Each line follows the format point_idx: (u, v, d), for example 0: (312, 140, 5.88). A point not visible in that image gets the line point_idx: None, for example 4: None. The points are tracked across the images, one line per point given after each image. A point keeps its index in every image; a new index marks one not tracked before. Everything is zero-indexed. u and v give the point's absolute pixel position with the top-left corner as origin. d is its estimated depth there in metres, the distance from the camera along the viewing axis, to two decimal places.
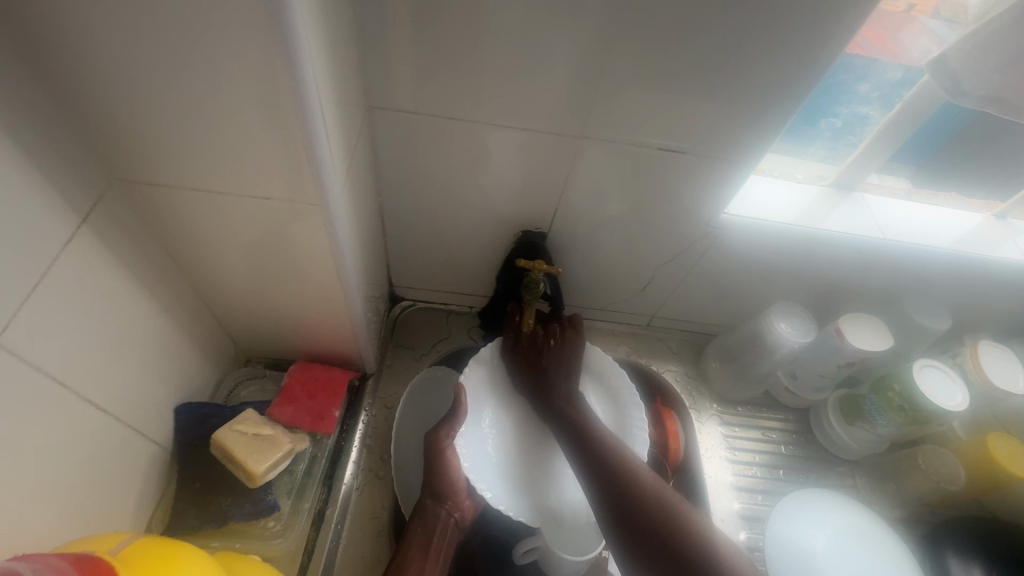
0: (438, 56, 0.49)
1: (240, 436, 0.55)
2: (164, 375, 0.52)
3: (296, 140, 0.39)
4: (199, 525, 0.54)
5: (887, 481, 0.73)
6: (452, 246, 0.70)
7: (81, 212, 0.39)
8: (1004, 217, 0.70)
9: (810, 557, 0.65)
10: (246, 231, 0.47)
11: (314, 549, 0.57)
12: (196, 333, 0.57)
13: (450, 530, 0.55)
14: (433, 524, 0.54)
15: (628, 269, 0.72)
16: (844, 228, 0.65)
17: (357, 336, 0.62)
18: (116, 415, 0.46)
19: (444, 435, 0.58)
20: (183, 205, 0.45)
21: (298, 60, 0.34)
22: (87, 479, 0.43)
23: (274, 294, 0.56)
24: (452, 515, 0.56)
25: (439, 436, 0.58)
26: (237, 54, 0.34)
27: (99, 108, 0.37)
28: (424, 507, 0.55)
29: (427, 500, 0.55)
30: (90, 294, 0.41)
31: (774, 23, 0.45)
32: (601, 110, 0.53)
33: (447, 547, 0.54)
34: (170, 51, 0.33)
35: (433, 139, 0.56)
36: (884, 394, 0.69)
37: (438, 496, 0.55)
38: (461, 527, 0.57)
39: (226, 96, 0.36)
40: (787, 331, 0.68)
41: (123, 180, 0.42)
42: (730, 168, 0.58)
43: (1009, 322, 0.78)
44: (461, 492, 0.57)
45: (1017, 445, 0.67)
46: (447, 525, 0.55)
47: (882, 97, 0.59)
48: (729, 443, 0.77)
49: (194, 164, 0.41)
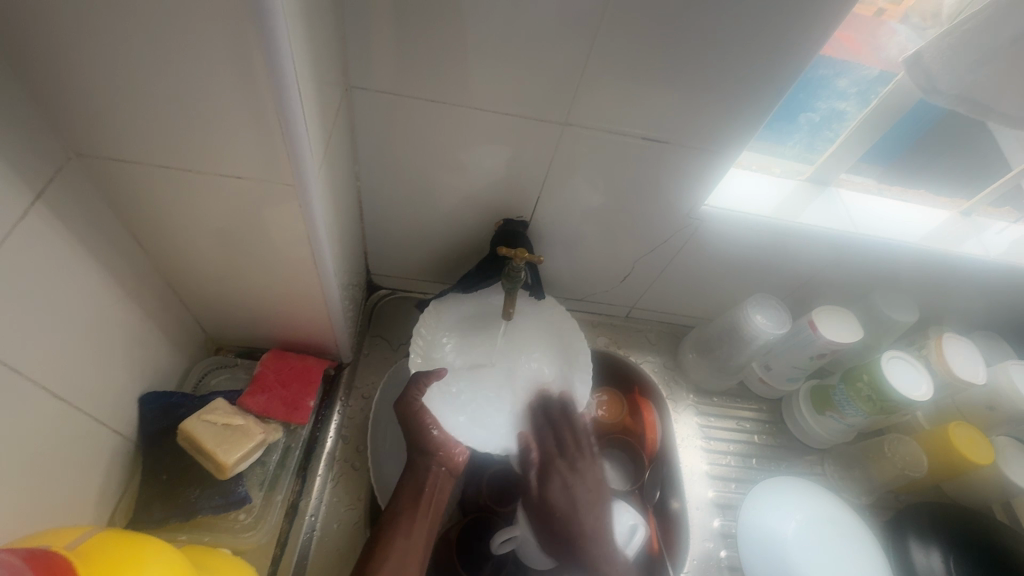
0: (421, 36, 0.48)
1: (209, 425, 0.53)
2: (128, 363, 0.50)
3: (272, 119, 0.37)
4: (166, 518, 0.52)
5: (854, 469, 0.76)
6: (433, 234, 0.69)
7: (36, 187, 0.37)
8: (969, 214, 0.72)
9: (781, 542, 0.67)
10: (216, 214, 0.45)
11: (287, 541, 0.56)
12: (162, 319, 0.54)
13: (441, 478, 0.57)
14: (423, 475, 0.56)
15: (609, 260, 0.72)
16: (820, 222, 0.66)
17: (334, 325, 0.60)
18: (76, 404, 0.44)
19: (412, 397, 0.60)
20: (147, 184, 0.43)
21: (274, 35, 0.32)
22: (43, 472, 0.41)
23: (246, 279, 0.54)
24: (441, 466, 0.57)
25: (408, 398, 0.60)
26: (209, 25, 0.32)
27: (57, 79, 0.35)
28: (414, 464, 0.57)
29: (416, 455, 0.58)
30: (46, 275, 0.38)
31: (757, 13, 0.45)
32: (586, 99, 0.52)
33: (438, 498, 0.56)
34: (130, 16, 0.31)
35: (414, 123, 0.55)
36: (854, 384, 0.71)
37: (425, 451, 0.57)
38: (452, 475, 0.58)
39: (192, 67, 0.34)
40: (763, 322, 0.69)
41: (82, 155, 0.40)
42: (712, 160, 0.58)
43: (972, 316, 0.81)
44: (450, 443, 0.58)
45: (976, 432, 0.69)
46: (437, 475, 0.57)
47: (859, 93, 0.60)
48: (704, 433, 0.78)
49: (157, 139, 0.39)
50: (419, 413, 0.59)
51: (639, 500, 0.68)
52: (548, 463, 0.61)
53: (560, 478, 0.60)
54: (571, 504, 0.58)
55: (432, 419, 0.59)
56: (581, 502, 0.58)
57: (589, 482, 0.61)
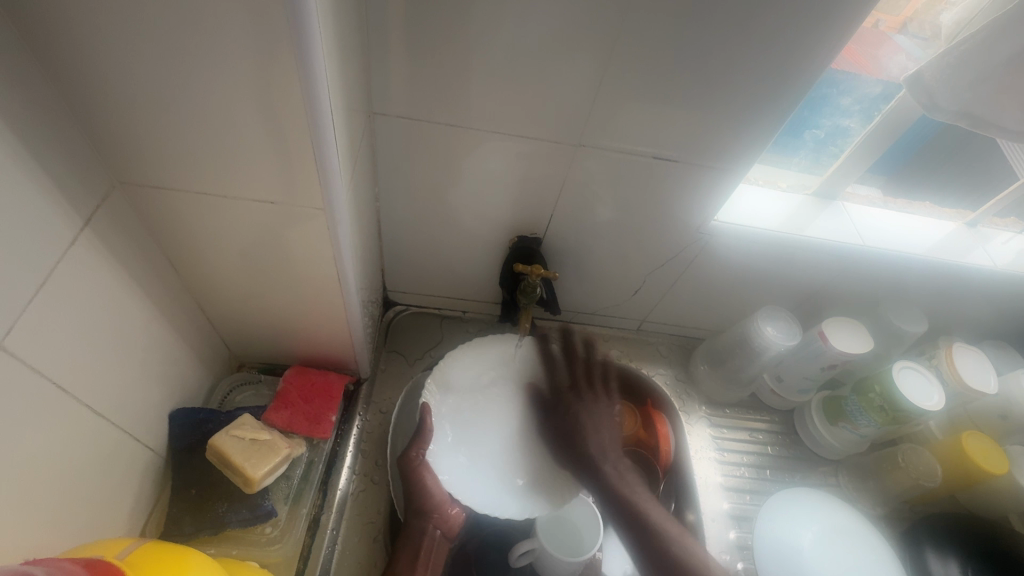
0: (442, 63, 0.50)
1: (238, 440, 0.55)
2: (159, 380, 0.52)
3: (305, 145, 0.39)
4: (195, 531, 0.53)
5: (869, 480, 0.76)
6: (448, 252, 0.71)
7: (84, 215, 0.39)
8: (974, 225, 0.73)
9: (798, 555, 0.67)
10: (247, 236, 0.47)
11: (309, 555, 0.57)
12: (190, 338, 0.56)
13: (437, 542, 0.58)
14: (420, 539, 0.57)
15: (621, 274, 0.73)
16: (827, 236, 0.67)
17: (355, 341, 0.62)
18: (113, 420, 0.45)
19: (413, 456, 0.59)
20: (183, 209, 0.45)
21: (312, 67, 0.34)
22: (81, 486, 0.42)
23: (273, 298, 0.55)
24: (438, 528, 0.58)
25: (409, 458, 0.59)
26: (253, 60, 0.34)
27: (108, 112, 0.37)
28: (409, 526, 0.58)
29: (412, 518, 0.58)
30: (92, 296, 0.40)
31: (761, 38, 0.47)
32: (599, 120, 0.54)
33: (435, 558, 0.58)
34: (179, 54, 0.34)
35: (431, 145, 0.57)
36: (865, 395, 0.72)
37: (422, 513, 0.58)
38: (449, 537, 0.59)
39: (233, 100, 0.36)
40: (774, 334, 0.70)
41: (125, 183, 0.42)
42: (721, 176, 0.60)
43: (980, 325, 0.82)
44: (445, 504, 0.59)
45: (988, 443, 0.70)
46: (434, 537, 0.58)
47: (862, 110, 0.62)
48: (717, 444, 0.79)
49: (195, 166, 0.41)
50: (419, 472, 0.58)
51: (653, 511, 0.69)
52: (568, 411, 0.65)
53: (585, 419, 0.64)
54: (589, 430, 0.63)
55: (428, 473, 0.59)
56: (592, 430, 0.64)
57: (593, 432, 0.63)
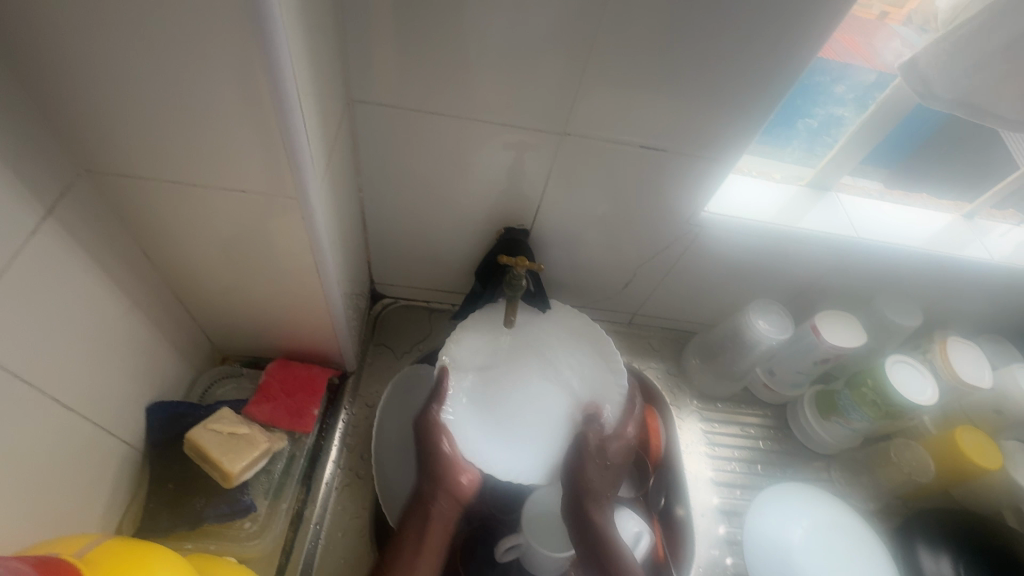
0: (420, 50, 0.48)
1: (215, 435, 0.54)
2: (134, 374, 0.51)
3: (273, 132, 0.38)
4: (173, 527, 0.52)
5: (862, 476, 0.76)
6: (434, 244, 0.70)
7: (47, 204, 0.38)
8: (971, 218, 0.72)
9: (788, 550, 0.66)
10: (221, 227, 0.47)
11: (292, 550, 0.56)
12: (168, 330, 0.55)
13: (448, 506, 0.57)
14: (428, 503, 0.56)
15: (611, 267, 0.72)
16: (820, 227, 0.66)
17: (337, 333, 0.61)
18: (84, 414, 0.44)
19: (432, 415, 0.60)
20: (153, 199, 0.43)
21: (276, 51, 0.33)
22: (51, 480, 0.42)
23: (252, 290, 0.55)
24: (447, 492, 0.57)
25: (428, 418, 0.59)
26: (213, 43, 0.33)
27: (68, 99, 0.36)
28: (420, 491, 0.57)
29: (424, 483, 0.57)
30: (59, 287, 0.40)
31: (749, 23, 0.46)
32: (584, 108, 0.53)
33: (447, 523, 0.56)
34: (134, 36, 0.32)
35: (412, 135, 0.56)
36: (858, 390, 0.71)
37: (435, 478, 0.57)
38: (459, 502, 0.58)
39: (195, 84, 0.35)
40: (766, 328, 0.69)
41: (91, 171, 0.41)
42: (710, 166, 0.59)
43: (978, 319, 0.80)
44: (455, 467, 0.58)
45: (984, 437, 0.69)
46: (446, 501, 0.57)
47: (856, 99, 0.60)
48: (708, 439, 0.78)
49: (161, 154, 0.40)
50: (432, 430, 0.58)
51: (643, 506, 0.68)
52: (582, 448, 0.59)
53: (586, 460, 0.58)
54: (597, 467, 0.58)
55: (446, 436, 0.59)
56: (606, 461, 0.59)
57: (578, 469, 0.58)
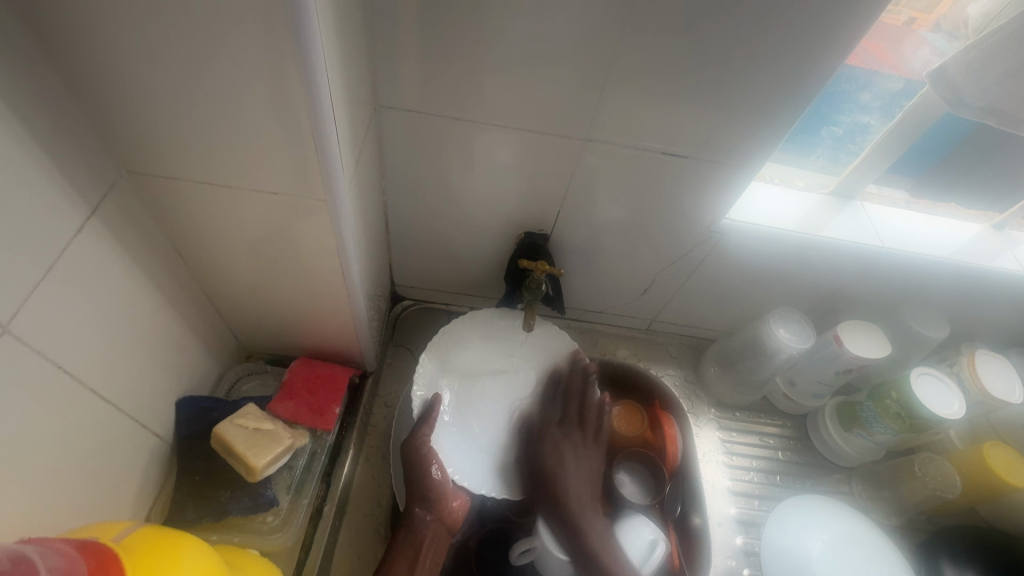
0: (447, 57, 0.50)
1: (242, 430, 0.56)
2: (165, 368, 0.52)
3: (306, 138, 0.39)
4: (197, 518, 0.54)
5: (885, 489, 0.73)
6: (456, 247, 0.71)
7: (90, 203, 0.39)
8: (1002, 228, 0.71)
9: (804, 563, 0.66)
10: (250, 228, 0.48)
11: (311, 546, 0.58)
12: (198, 327, 0.57)
13: (440, 534, 0.56)
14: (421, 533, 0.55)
15: (629, 273, 0.72)
16: (844, 236, 0.65)
17: (360, 333, 0.62)
18: (118, 405, 0.46)
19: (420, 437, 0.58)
20: (187, 199, 0.45)
21: (311, 59, 0.34)
22: (87, 468, 0.43)
23: (279, 289, 0.56)
24: (437, 520, 0.56)
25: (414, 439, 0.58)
26: (252, 51, 0.34)
27: (114, 103, 0.37)
28: (412, 516, 0.55)
29: (415, 508, 0.56)
30: (100, 284, 0.42)
31: (772, 32, 0.46)
32: (606, 115, 0.54)
33: (437, 554, 0.55)
34: (180, 45, 0.34)
35: (436, 140, 0.57)
36: (882, 402, 0.70)
37: (426, 502, 0.56)
38: (450, 530, 0.57)
39: (233, 90, 0.37)
40: (786, 336, 0.69)
41: (132, 172, 0.43)
42: (731, 173, 0.58)
43: (1007, 332, 0.78)
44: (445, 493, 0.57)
45: (1012, 454, 0.67)
46: (435, 532, 0.56)
47: (883, 107, 0.60)
48: (726, 448, 0.77)
49: (198, 156, 0.41)
50: (422, 455, 0.57)
51: (659, 513, 0.67)
52: (541, 432, 0.63)
53: (551, 444, 0.62)
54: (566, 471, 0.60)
55: (435, 462, 0.57)
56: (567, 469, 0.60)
57: (556, 462, 0.61)
